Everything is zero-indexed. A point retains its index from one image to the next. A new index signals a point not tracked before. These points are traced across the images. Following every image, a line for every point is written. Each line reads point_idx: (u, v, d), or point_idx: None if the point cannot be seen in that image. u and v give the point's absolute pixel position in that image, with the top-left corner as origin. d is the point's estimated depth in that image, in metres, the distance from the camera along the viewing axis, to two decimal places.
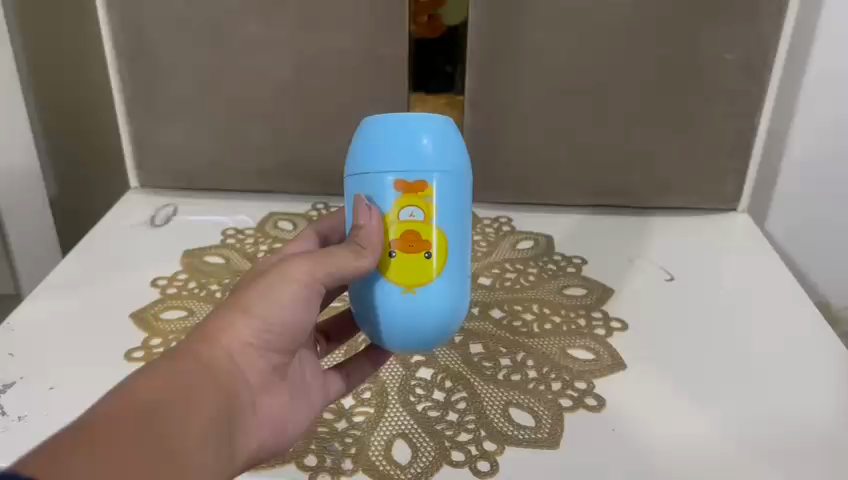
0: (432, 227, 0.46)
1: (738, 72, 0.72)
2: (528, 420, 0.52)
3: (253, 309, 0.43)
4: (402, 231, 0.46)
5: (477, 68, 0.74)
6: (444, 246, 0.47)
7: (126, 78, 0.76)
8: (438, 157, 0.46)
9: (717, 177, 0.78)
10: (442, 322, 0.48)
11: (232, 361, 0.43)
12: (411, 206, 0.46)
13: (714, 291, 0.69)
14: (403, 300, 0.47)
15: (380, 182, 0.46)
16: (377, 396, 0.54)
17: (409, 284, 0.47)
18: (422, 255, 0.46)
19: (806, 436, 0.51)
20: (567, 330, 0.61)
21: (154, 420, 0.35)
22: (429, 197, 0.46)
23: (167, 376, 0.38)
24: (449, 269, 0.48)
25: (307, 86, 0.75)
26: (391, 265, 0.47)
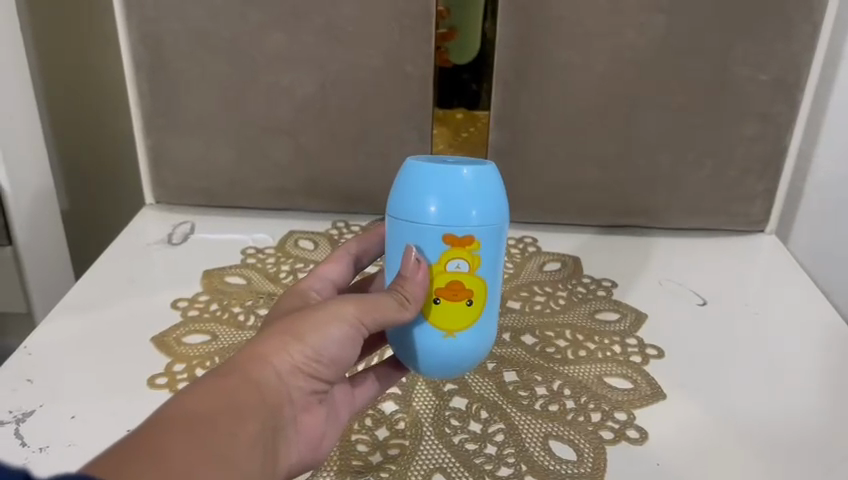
0: (477, 278, 0.46)
1: (772, 93, 0.70)
2: (569, 453, 0.50)
3: (306, 337, 0.42)
4: (447, 281, 0.46)
5: (503, 85, 0.71)
6: (484, 292, 0.47)
7: (144, 93, 0.74)
8: (486, 209, 0.45)
9: (747, 199, 0.76)
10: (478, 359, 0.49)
11: (282, 381, 0.41)
12: (457, 259, 0.45)
13: (746, 316, 0.67)
14: (443, 344, 0.47)
15: (429, 234, 0.45)
16: (411, 427, 0.52)
17: (450, 329, 0.47)
18: (465, 303, 0.47)
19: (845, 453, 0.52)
20: (602, 358, 0.60)
21: (210, 430, 0.35)
22: (475, 250, 0.45)
23: (217, 391, 0.38)
24: (488, 313, 0.48)
25: (330, 103, 0.73)
26: (434, 311, 0.47)
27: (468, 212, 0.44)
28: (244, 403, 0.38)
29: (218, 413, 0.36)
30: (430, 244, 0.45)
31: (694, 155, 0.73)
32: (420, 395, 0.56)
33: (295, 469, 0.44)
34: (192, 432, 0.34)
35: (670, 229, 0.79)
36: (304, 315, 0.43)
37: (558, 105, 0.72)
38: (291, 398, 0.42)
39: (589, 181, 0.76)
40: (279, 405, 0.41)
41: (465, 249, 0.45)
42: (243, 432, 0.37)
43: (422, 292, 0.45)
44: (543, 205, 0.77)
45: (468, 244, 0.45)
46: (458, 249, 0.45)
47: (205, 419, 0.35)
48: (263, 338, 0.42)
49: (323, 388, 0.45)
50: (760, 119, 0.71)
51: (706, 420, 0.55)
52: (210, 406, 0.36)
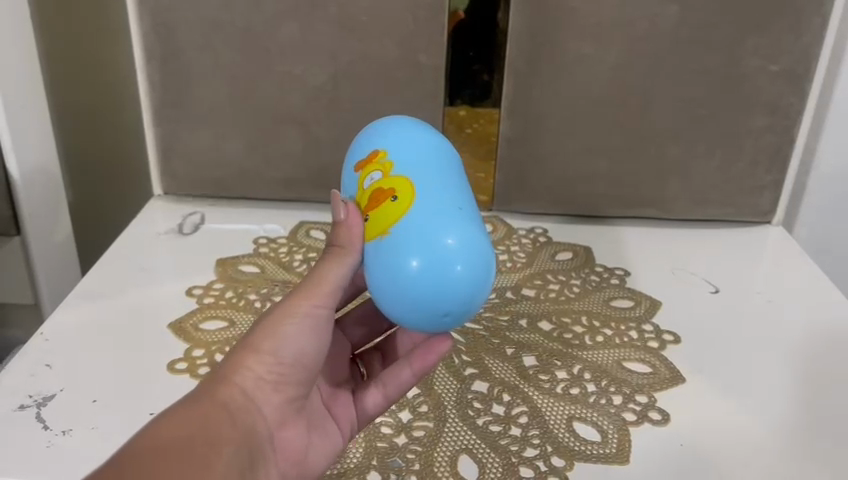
0: (392, 176, 0.44)
1: (781, 84, 0.71)
2: (593, 434, 0.51)
3: (262, 346, 0.41)
4: (369, 195, 0.44)
5: (516, 76, 0.72)
6: (411, 184, 0.43)
7: (154, 82, 0.74)
8: (395, 137, 0.47)
9: (755, 190, 0.77)
10: (461, 268, 0.40)
11: (248, 397, 0.41)
12: (371, 174, 0.45)
13: (758, 304, 0.68)
14: (392, 246, 0.41)
15: (351, 177, 0.47)
16: (434, 409, 0.52)
17: (384, 227, 0.42)
18: (390, 198, 0.43)
19: None
20: (619, 343, 0.60)
21: (179, 458, 0.35)
22: (383, 158, 0.46)
23: (186, 416, 0.38)
24: (435, 206, 0.42)
25: (342, 92, 0.73)
26: (368, 227, 0.43)
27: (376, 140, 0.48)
28: (213, 428, 0.38)
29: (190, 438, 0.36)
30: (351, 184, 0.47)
31: (704, 146, 0.74)
32: (439, 379, 0.55)
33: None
34: (170, 455, 0.34)
35: (678, 220, 0.80)
36: (256, 327, 0.42)
37: (570, 95, 0.72)
38: (264, 416, 0.42)
39: (600, 171, 0.76)
40: (248, 424, 0.41)
41: (373, 163, 0.46)
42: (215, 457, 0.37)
43: (352, 229, 0.43)
44: (553, 195, 0.78)
45: (376, 159, 0.46)
46: (368, 167, 0.46)
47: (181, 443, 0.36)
48: (222, 363, 0.42)
49: (299, 393, 0.44)
50: (770, 110, 0.72)
51: (725, 405, 0.55)
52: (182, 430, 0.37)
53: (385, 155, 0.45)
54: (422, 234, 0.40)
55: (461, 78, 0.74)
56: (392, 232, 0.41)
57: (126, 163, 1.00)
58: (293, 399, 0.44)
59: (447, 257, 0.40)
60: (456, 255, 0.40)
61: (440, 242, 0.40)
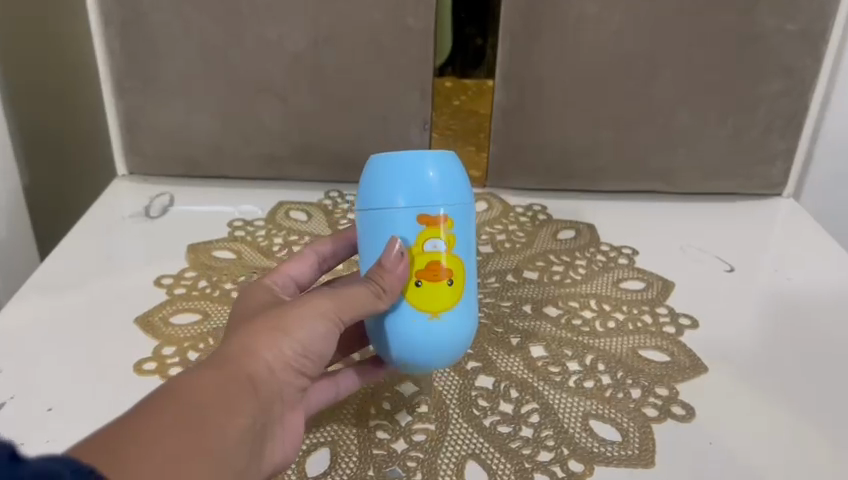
0: (455, 257, 0.41)
1: (798, 44, 0.65)
2: (612, 433, 0.46)
3: (294, 331, 0.37)
4: (424, 263, 0.40)
5: (512, 39, 0.66)
6: (466, 273, 0.41)
7: (114, 49, 0.67)
8: (459, 198, 0.41)
9: (767, 159, 0.72)
10: (458, 352, 0.41)
11: (274, 377, 0.36)
12: (432, 237, 0.40)
13: (777, 282, 0.63)
14: (430, 337, 0.40)
15: (400, 218, 0.40)
16: (435, 409, 0.47)
17: (436, 315, 0.40)
18: (447, 285, 0.41)
19: None
20: (634, 329, 0.55)
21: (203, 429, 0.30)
22: (449, 226, 0.40)
23: (213, 381, 0.33)
24: (469, 300, 0.42)
25: (322, 59, 0.67)
26: (415, 304, 0.40)
27: (433, 186, 0.40)
28: (239, 401, 0.33)
29: (213, 411, 0.31)
30: (400, 227, 0.40)
31: (716, 114, 0.69)
32: (441, 376, 0.50)
33: (281, 471, 0.39)
34: (189, 426, 0.30)
35: (686, 194, 0.75)
36: (283, 308, 0.38)
37: (573, 60, 0.67)
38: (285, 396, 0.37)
39: (603, 143, 0.71)
40: (272, 403, 0.36)
41: (437, 227, 0.40)
42: (233, 433, 0.32)
43: (399, 283, 0.40)
44: (553, 169, 0.72)
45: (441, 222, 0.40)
46: (430, 227, 0.40)
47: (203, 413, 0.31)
48: (246, 333, 0.36)
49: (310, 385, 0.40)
50: (785, 73, 0.67)
51: (753, 393, 0.50)
52: (205, 402, 0.32)
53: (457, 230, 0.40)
54: (457, 332, 0.41)
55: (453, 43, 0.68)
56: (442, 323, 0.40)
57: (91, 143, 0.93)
58: (307, 387, 0.40)
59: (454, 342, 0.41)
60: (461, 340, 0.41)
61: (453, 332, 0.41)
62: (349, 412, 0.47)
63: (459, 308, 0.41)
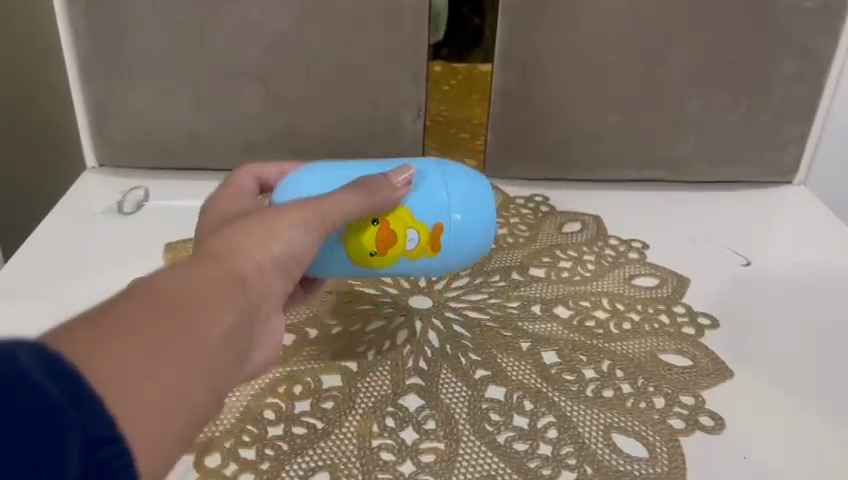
0: (399, 256, 0.43)
1: (815, 23, 0.62)
2: (639, 450, 0.42)
3: (273, 233, 0.36)
4: (393, 228, 0.43)
5: (513, 18, 0.61)
6: (385, 264, 0.44)
7: (80, 31, 0.61)
8: (459, 252, 0.44)
9: (779, 145, 0.68)
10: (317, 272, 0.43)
11: (260, 274, 0.34)
12: (417, 235, 0.43)
13: (795, 275, 0.59)
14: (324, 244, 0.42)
15: (433, 198, 0.43)
16: (444, 425, 0.42)
17: (345, 239, 0.42)
18: (369, 249, 0.43)
19: None
20: (650, 330, 0.51)
21: (187, 312, 0.28)
22: (429, 253, 0.44)
23: (195, 269, 0.31)
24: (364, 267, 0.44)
25: (309, 40, 0.62)
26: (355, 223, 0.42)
27: (465, 228, 0.44)
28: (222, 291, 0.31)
29: (194, 297, 0.29)
30: (421, 197, 0.43)
31: (726, 98, 0.65)
32: (447, 386, 0.46)
33: (256, 371, 0.37)
34: (163, 311, 0.27)
35: (694, 183, 0.71)
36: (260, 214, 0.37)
37: (577, 40, 0.62)
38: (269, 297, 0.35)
39: (608, 128, 0.67)
40: (257, 301, 0.33)
41: (428, 239, 0.43)
42: (221, 322, 0.30)
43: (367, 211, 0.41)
44: (554, 157, 0.68)
45: (433, 240, 0.43)
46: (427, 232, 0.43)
47: (178, 301, 0.28)
48: (223, 233, 0.35)
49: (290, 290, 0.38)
50: (800, 54, 0.63)
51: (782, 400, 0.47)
52: (186, 289, 0.29)
53: (425, 257, 0.44)
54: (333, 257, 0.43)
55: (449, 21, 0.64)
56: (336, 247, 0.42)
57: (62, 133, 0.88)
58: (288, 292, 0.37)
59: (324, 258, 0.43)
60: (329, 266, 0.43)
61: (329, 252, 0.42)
62: (349, 429, 0.42)
63: (355, 258, 0.43)
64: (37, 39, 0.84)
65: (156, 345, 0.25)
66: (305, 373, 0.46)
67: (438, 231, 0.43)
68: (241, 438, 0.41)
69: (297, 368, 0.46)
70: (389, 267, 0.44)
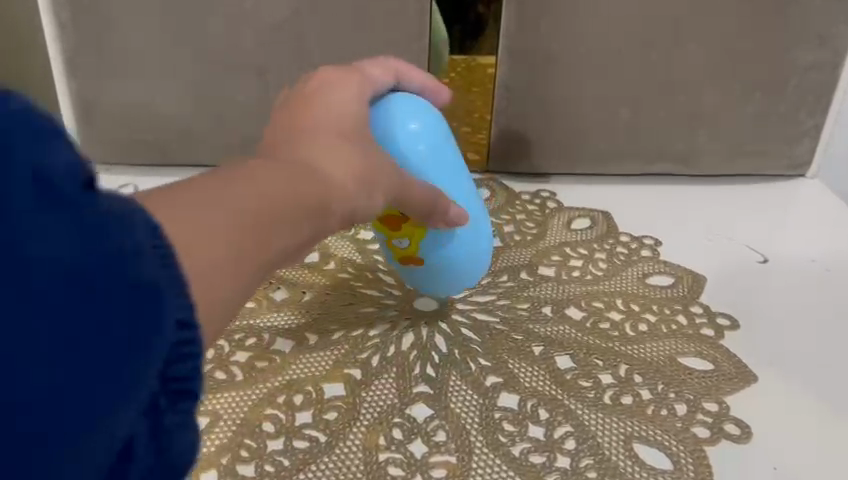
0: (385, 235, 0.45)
1: (833, 9, 0.59)
2: (663, 463, 0.40)
3: (365, 173, 0.35)
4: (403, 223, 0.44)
5: (519, 6, 0.58)
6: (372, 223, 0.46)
7: (64, 23, 0.58)
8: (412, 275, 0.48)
9: (793, 137, 0.66)
10: None
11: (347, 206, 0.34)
12: (408, 241, 0.45)
13: (814, 271, 0.57)
14: None
15: (446, 241, 0.45)
16: (455, 437, 0.40)
17: None
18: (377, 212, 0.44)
19: None
20: (668, 332, 0.49)
21: (264, 240, 0.28)
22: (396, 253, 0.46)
23: (293, 184, 0.31)
24: None
25: (305, 30, 0.59)
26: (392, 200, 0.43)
27: (435, 273, 0.47)
28: (307, 219, 0.31)
29: (277, 219, 0.29)
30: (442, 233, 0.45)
31: (739, 88, 0.63)
32: (457, 395, 0.43)
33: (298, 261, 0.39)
34: (235, 203, 0.28)
35: (705, 177, 0.68)
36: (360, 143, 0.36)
37: (586, 29, 0.60)
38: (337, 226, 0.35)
39: (617, 120, 0.64)
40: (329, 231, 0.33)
41: (409, 251, 0.46)
42: (287, 253, 0.30)
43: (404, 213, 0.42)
44: (561, 151, 0.65)
45: (410, 252, 0.46)
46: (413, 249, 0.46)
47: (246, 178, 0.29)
48: (326, 143, 0.35)
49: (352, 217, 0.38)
50: (817, 42, 0.61)
51: (808, 405, 0.45)
52: (271, 207, 0.29)
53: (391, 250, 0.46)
54: None
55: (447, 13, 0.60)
56: None
57: None
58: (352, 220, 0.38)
59: None
60: None
61: None
62: (352, 442, 0.39)
63: None
64: None
65: (220, 265, 0.27)
66: (306, 382, 0.43)
67: (415, 261, 0.46)
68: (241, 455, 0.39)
69: (298, 375, 0.44)
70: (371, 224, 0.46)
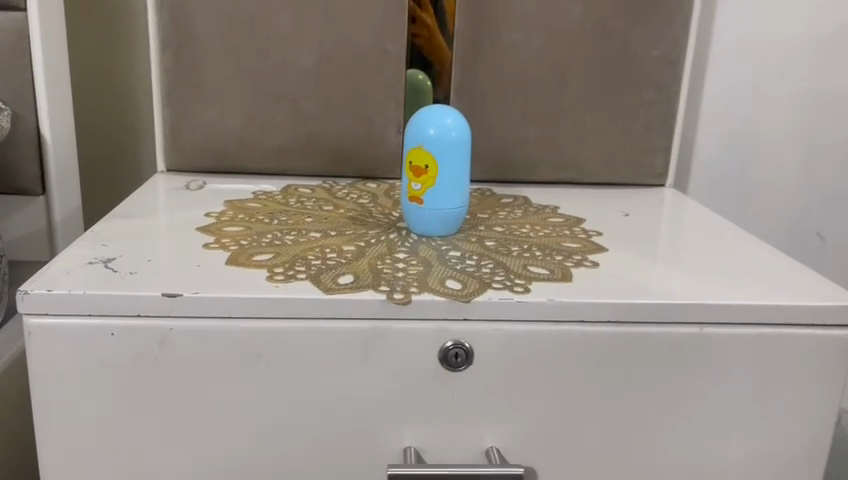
0: (411, 176, 0.73)
1: (662, 65, 0.94)
2: (544, 269, 0.67)
3: None
4: (424, 178, 0.72)
5: (464, 60, 0.92)
6: (408, 164, 0.73)
7: (169, 66, 0.89)
8: (411, 209, 0.74)
9: (651, 153, 0.97)
10: (422, 115, 0.72)
11: None
12: (420, 188, 0.73)
13: (657, 219, 0.87)
14: (430, 128, 0.71)
15: (441, 201, 0.72)
16: (422, 261, 0.67)
17: (423, 142, 0.71)
18: (418, 159, 0.72)
19: (738, 278, 0.69)
20: (557, 234, 0.76)
21: None
22: (410, 189, 0.73)
23: None
24: (410, 143, 0.72)
25: (326, 73, 0.91)
26: (429, 160, 0.71)
27: (423, 214, 0.73)
28: None
29: None
30: (441, 195, 0.72)
31: (609, 116, 0.95)
32: (425, 249, 0.70)
33: None
34: None
35: (597, 183, 0.98)
36: None
37: (506, 76, 0.93)
38: None
39: (533, 138, 0.95)
40: None
41: (417, 194, 0.73)
42: None
43: None
44: (496, 161, 0.96)
45: (416, 194, 0.73)
46: (420, 195, 0.73)
47: None
48: None
49: None
50: (655, 87, 0.95)
51: (639, 258, 0.72)
52: None
53: (409, 185, 0.73)
54: (423, 124, 0.71)
55: (419, 13, 0.94)
56: (427, 135, 0.71)
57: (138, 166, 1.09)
58: None
59: (435, 119, 0.71)
60: (427, 122, 0.71)
61: (427, 127, 0.71)
62: (362, 261, 0.66)
63: (415, 145, 0.72)
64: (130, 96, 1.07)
65: None
66: (332, 244, 0.70)
67: (418, 201, 0.73)
68: (296, 263, 0.65)
69: (326, 242, 0.71)
70: (407, 164, 0.73)
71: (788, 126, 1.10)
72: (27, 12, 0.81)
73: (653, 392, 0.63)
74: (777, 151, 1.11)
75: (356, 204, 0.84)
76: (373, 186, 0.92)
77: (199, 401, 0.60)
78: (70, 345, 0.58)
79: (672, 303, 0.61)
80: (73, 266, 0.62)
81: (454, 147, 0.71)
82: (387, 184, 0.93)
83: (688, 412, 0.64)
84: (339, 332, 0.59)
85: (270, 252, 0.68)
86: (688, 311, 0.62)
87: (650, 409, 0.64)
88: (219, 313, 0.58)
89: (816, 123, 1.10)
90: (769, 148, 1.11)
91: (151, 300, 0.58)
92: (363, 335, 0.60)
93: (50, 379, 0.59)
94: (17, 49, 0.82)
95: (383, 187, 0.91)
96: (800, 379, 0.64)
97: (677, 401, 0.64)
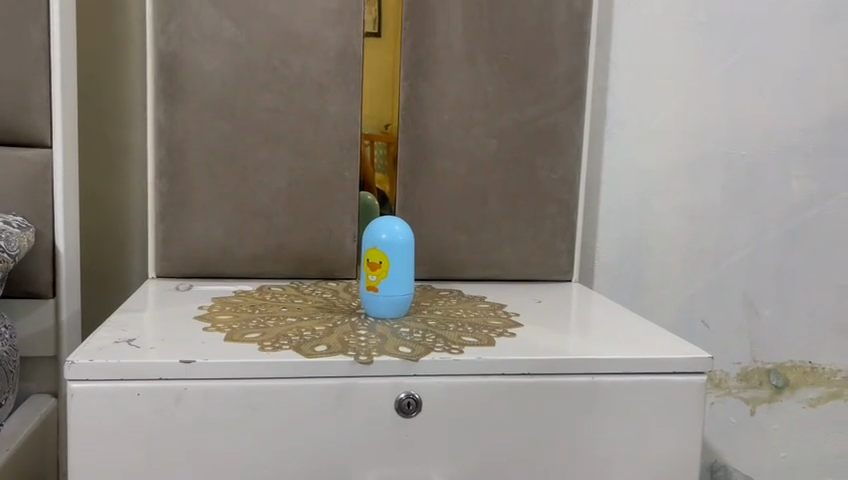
0: (368, 270, 0.92)
1: (560, 185, 1.18)
2: (474, 338, 0.86)
3: None
4: (378, 271, 0.92)
5: (405, 183, 1.14)
6: (366, 261, 0.92)
7: (165, 191, 1.09)
8: (369, 296, 0.93)
9: (558, 254, 1.20)
10: (376, 223, 0.93)
11: None
12: (376, 279, 0.92)
13: (564, 305, 1.08)
14: (383, 233, 0.91)
15: (392, 287, 0.92)
16: (379, 334, 0.85)
17: (377, 243, 0.91)
18: (374, 256, 0.92)
19: (621, 341, 0.89)
20: (484, 316, 0.97)
21: None
22: (368, 281, 0.93)
23: None
24: (366, 245, 0.92)
25: (294, 195, 1.11)
26: (382, 256, 0.91)
27: (378, 299, 0.92)
28: None
29: None
30: (392, 283, 0.92)
31: (523, 225, 1.18)
32: (380, 327, 0.89)
33: None
34: None
35: (517, 279, 1.20)
36: None
37: (439, 195, 1.15)
38: None
39: (463, 244, 1.17)
40: None
41: (373, 283, 0.92)
42: None
43: None
44: (433, 262, 1.16)
45: (373, 283, 0.92)
46: (375, 284, 0.92)
47: None
48: None
49: None
50: (556, 202, 1.19)
51: (547, 331, 0.93)
52: None
53: (367, 277, 0.93)
54: (377, 229, 0.92)
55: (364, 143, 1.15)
56: (380, 238, 0.91)
57: (128, 276, 1.27)
58: None
59: (386, 225, 0.92)
60: (380, 228, 0.92)
61: (380, 231, 0.91)
62: (332, 336, 0.85)
63: (371, 246, 0.92)
64: (125, 216, 1.26)
65: None
66: (307, 325, 0.89)
67: (374, 290, 0.92)
68: (281, 338, 0.83)
69: (301, 323, 0.89)
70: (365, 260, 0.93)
71: (669, 233, 1.36)
72: (53, 149, 1.01)
73: (562, 430, 0.82)
74: (660, 252, 1.36)
75: (320, 298, 1.03)
76: (333, 285, 1.11)
77: (205, 447, 0.75)
78: (103, 405, 0.73)
79: (568, 358, 0.81)
80: (103, 344, 0.78)
81: (401, 247, 0.91)
82: (344, 282, 1.12)
83: (588, 445, 0.82)
84: (318, 386, 0.77)
85: (258, 331, 0.86)
86: (582, 365, 0.81)
87: (560, 445, 0.82)
88: (223, 374, 0.75)
89: (690, 229, 1.36)
90: (655, 250, 1.36)
91: (171, 366, 0.74)
92: (336, 388, 0.77)
93: (85, 432, 0.74)
94: (41, 177, 1.00)
95: (342, 285, 1.10)
96: (671, 416, 0.84)
97: (579, 437, 0.82)
